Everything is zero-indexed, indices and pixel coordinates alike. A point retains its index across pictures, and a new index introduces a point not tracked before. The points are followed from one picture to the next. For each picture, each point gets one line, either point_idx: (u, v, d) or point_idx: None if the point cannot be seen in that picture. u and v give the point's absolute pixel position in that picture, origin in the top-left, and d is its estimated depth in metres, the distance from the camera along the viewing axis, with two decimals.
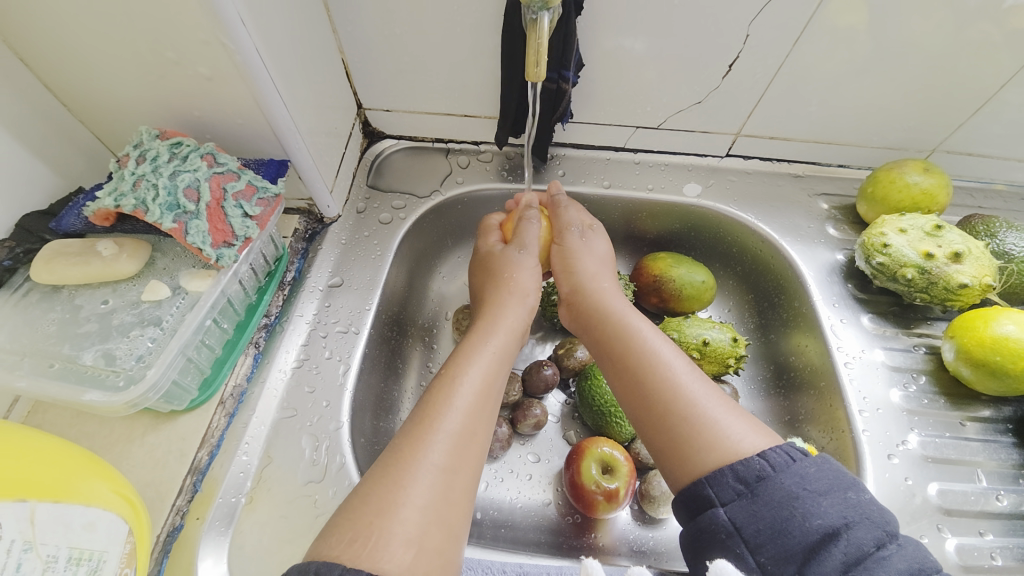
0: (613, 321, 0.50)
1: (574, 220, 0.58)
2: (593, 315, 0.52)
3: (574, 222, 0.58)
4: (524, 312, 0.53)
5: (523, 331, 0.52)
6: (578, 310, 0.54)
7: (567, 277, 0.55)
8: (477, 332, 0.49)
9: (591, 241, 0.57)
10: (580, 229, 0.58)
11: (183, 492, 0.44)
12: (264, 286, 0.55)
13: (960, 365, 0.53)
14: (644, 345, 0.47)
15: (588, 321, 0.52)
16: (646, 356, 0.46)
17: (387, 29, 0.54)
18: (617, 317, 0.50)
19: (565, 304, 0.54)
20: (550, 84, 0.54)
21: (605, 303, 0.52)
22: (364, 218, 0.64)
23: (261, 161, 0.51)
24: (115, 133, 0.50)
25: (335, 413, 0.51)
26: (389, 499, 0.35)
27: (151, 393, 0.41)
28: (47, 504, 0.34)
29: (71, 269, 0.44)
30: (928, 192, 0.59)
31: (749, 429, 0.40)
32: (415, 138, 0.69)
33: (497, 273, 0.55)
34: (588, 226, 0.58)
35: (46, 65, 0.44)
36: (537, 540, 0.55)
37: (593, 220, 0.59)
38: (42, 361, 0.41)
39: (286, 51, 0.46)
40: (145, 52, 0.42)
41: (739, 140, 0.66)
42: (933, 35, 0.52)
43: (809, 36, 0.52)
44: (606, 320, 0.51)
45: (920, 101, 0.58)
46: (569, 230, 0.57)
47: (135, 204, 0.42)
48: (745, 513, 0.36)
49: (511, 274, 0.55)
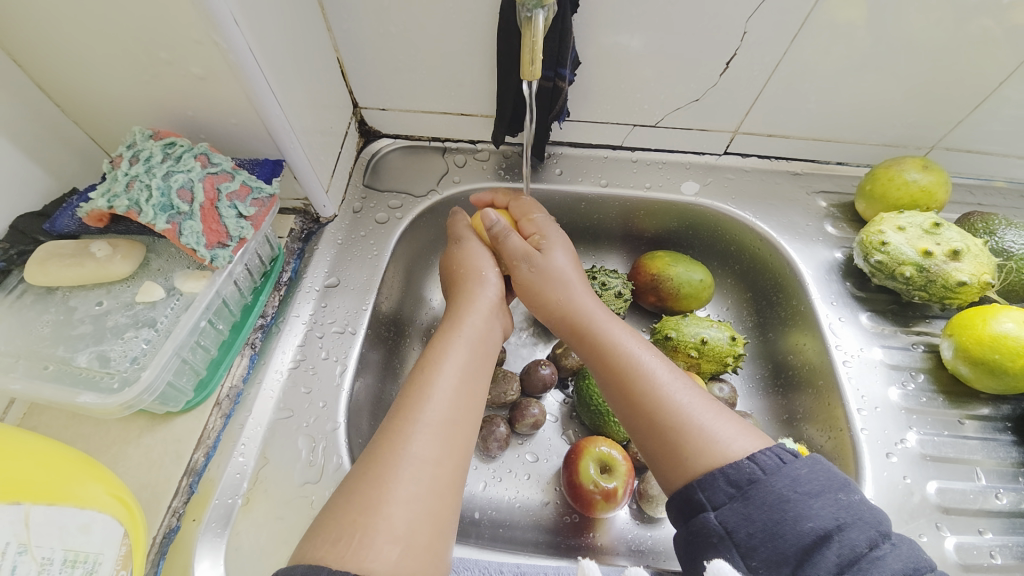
0: (591, 337, 0.49)
1: (518, 245, 0.54)
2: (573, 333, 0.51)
3: (519, 251, 0.54)
4: (493, 292, 0.54)
5: (491, 310, 0.52)
6: (557, 327, 0.53)
7: (535, 301, 0.54)
8: (449, 325, 0.49)
9: (547, 261, 0.54)
10: (526, 256, 0.54)
11: (179, 494, 0.44)
12: (260, 286, 0.55)
13: (958, 363, 0.53)
14: (626, 357, 0.46)
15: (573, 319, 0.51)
16: (628, 369, 0.45)
17: (382, 28, 0.54)
18: (596, 330, 0.49)
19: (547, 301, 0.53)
20: (546, 82, 0.54)
21: (581, 321, 0.51)
22: (360, 217, 0.63)
23: (256, 161, 0.50)
24: (109, 133, 0.50)
25: (331, 413, 0.51)
26: (373, 496, 0.35)
27: (145, 395, 0.41)
28: (42, 506, 0.34)
29: (65, 270, 0.43)
30: (927, 189, 0.58)
31: (738, 432, 0.40)
32: (412, 137, 0.68)
33: (458, 278, 0.55)
34: (534, 248, 0.55)
35: (40, 66, 0.43)
36: (535, 539, 0.55)
37: (549, 234, 0.56)
38: (36, 363, 0.40)
39: (280, 50, 0.46)
40: (138, 52, 0.41)
41: (737, 138, 0.66)
42: (931, 31, 0.51)
43: (807, 32, 0.52)
44: (585, 334, 0.50)
45: (918, 98, 0.58)
46: (517, 264, 0.54)
47: (128, 205, 0.41)
48: (737, 516, 0.36)
49: (469, 267, 0.55)
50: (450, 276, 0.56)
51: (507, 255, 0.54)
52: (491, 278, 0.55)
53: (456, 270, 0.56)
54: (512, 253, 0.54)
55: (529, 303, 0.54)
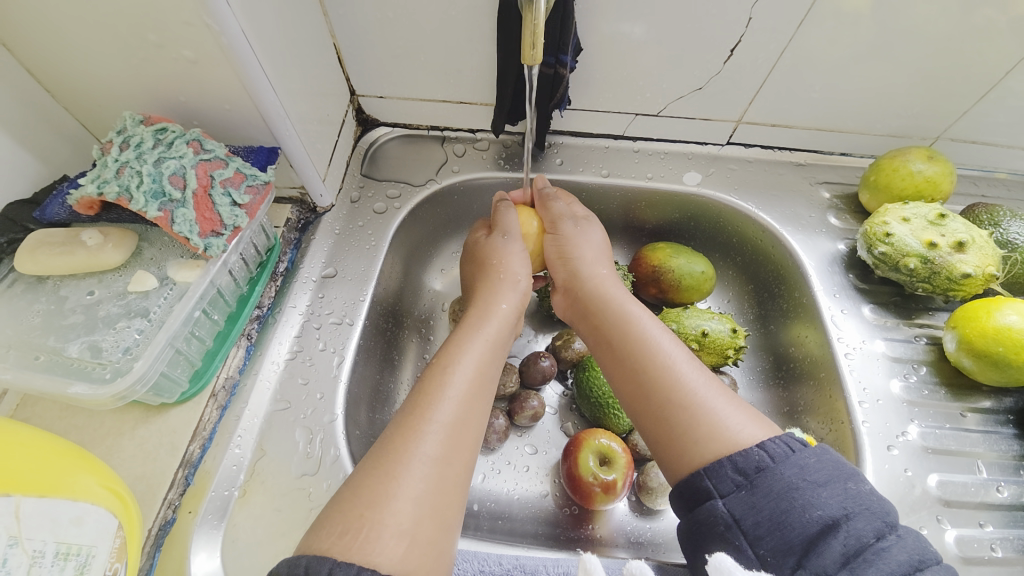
0: (610, 315, 0.49)
1: (565, 209, 0.57)
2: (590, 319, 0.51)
3: (565, 213, 0.57)
4: (517, 298, 0.52)
5: (518, 302, 0.52)
6: (578, 302, 0.53)
7: (562, 272, 0.55)
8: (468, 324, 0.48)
9: (589, 230, 0.56)
10: (574, 217, 0.57)
11: (174, 486, 0.44)
12: (256, 277, 0.54)
13: (961, 356, 0.53)
14: (644, 334, 0.46)
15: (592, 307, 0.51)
16: (646, 346, 0.45)
17: (379, 13, 0.53)
18: (618, 306, 0.49)
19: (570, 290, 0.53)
20: (546, 69, 0.53)
21: (605, 291, 0.51)
22: (358, 207, 0.62)
23: (250, 148, 0.49)
24: (100, 118, 0.49)
25: (329, 405, 0.50)
26: (381, 490, 0.35)
27: (138, 386, 0.40)
28: (33, 499, 0.33)
29: (55, 259, 0.42)
30: (932, 180, 0.58)
31: (747, 420, 0.39)
32: (410, 126, 0.67)
33: (486, 264, 0.55)
34: (581, 217, 0.57)
35: (27, 49, 0.42)
36: (534, 531, 0.55)
37: (585, 213, 0.58)
38: (28, 353, 0.40)
39: (275, 34, 0.45)
40: (128, 34, 0.40)
41: (740, 127, 0.65)
42: (938, 19, 0.50)
43: (813, 20, 0.51)
44: (607, 309, 0.50)
45: (925, 87, 0.57)
46: (563, 221, 0.56)
47: (118, 191, 0.41)
48: (744, 505, 0.36)
49: (501, 259, 0.54)
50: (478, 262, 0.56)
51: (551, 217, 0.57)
52: (523, 282, 0.54)
53: (485, 246, 0.56)
54: (557, 214, 0.57)
55: (557, 268, 0.56)
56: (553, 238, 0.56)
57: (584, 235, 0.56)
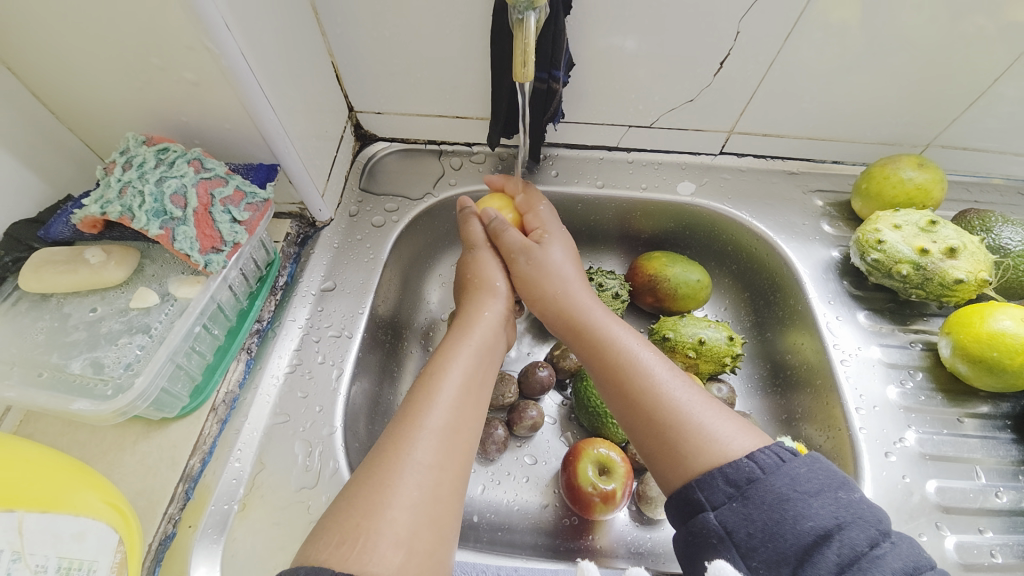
0: (589, 329, 0.50)
1: (518, 240, 0.56)
2: (572, 328, 0.52)
3: (517, 244, 0.56)
4: (500, 304, 0.54)
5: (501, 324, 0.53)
6: (556, 324, 0.53)
7: (534, 288, 0.55)
8: (459, 334, 0.49)
9: (545, 255, 0.55)
10: (524, 250, 0.55)
11: (174, 500, 0.44)
12: (256, 291, 0.55)
13: (956, 361, 0.53)
14: (623, 354, 0.47)
15: (571, 322, 0.52)
16: (624, 364, 0.46)
17: (376, 32, 0.54)
18: (593, 326, 0.50)
19: (542, 307, 0.54)
20: (540, 84, 0.54)
21: (582, 310, 0.52)
22: (356, 221, 0.63)
23: (251, 165, 0.50)
24: (103, 138, 0.50)
25: (328, 417, 0.51)
26: (378, 500, 0.35)
27: (139, 402, 0.40)
28: (35, 514, 0.34)
29: (59, 277, 0.43)
30: (923, 187, 0.58)
31: (737, 431, 0.40)
32: (408, 141, 0.68)
33: (470, 286, 0.56)
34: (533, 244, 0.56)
35: (33, 73, 0.43)
36: (534, 543, 0.55)
37: (551, 229, 0.59)
38: (31, 370, 0.40)
39: (273, 55, 0.46)
40: (132, 58, 0.41)
41: (733, 137, 0.66)
42: (925, 29, 0.51)
43: (800, 31, 0.52)
44: (584, 331, 0.50)
45: (913, 96, 0.58)
46: (516, 258, 0.56)
47: (121, 211, 0.42)
48: (737, 516, 0.36)
49: (480, 278, 0.56)
50: (463, 283, 0.57)
51: (505, 249, 0.56)
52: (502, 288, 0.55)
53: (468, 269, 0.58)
54: (511, 248, 0.56)
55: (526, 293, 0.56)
56: (513, 266, 0.56)
57: (548, 255, 0.55)
